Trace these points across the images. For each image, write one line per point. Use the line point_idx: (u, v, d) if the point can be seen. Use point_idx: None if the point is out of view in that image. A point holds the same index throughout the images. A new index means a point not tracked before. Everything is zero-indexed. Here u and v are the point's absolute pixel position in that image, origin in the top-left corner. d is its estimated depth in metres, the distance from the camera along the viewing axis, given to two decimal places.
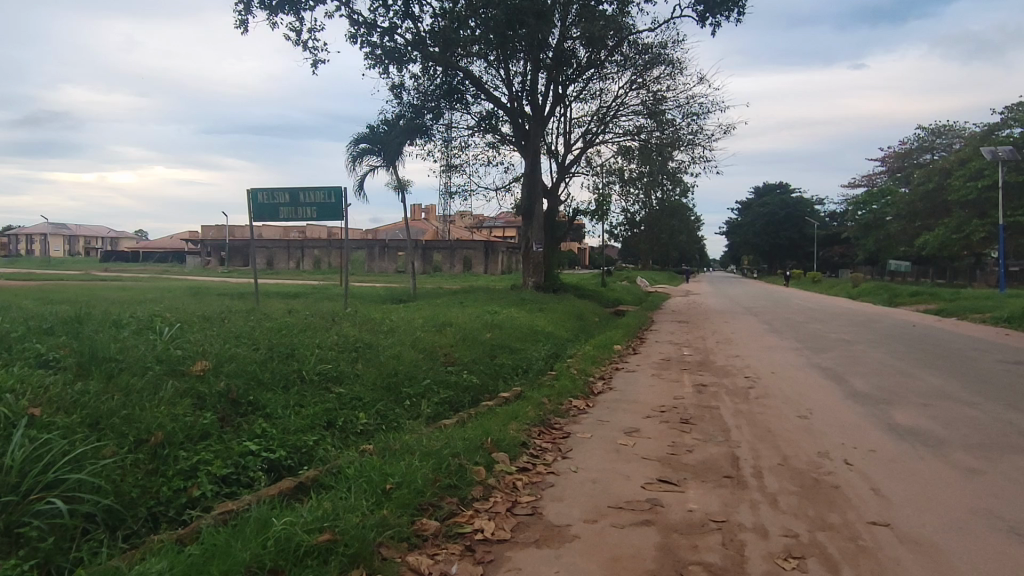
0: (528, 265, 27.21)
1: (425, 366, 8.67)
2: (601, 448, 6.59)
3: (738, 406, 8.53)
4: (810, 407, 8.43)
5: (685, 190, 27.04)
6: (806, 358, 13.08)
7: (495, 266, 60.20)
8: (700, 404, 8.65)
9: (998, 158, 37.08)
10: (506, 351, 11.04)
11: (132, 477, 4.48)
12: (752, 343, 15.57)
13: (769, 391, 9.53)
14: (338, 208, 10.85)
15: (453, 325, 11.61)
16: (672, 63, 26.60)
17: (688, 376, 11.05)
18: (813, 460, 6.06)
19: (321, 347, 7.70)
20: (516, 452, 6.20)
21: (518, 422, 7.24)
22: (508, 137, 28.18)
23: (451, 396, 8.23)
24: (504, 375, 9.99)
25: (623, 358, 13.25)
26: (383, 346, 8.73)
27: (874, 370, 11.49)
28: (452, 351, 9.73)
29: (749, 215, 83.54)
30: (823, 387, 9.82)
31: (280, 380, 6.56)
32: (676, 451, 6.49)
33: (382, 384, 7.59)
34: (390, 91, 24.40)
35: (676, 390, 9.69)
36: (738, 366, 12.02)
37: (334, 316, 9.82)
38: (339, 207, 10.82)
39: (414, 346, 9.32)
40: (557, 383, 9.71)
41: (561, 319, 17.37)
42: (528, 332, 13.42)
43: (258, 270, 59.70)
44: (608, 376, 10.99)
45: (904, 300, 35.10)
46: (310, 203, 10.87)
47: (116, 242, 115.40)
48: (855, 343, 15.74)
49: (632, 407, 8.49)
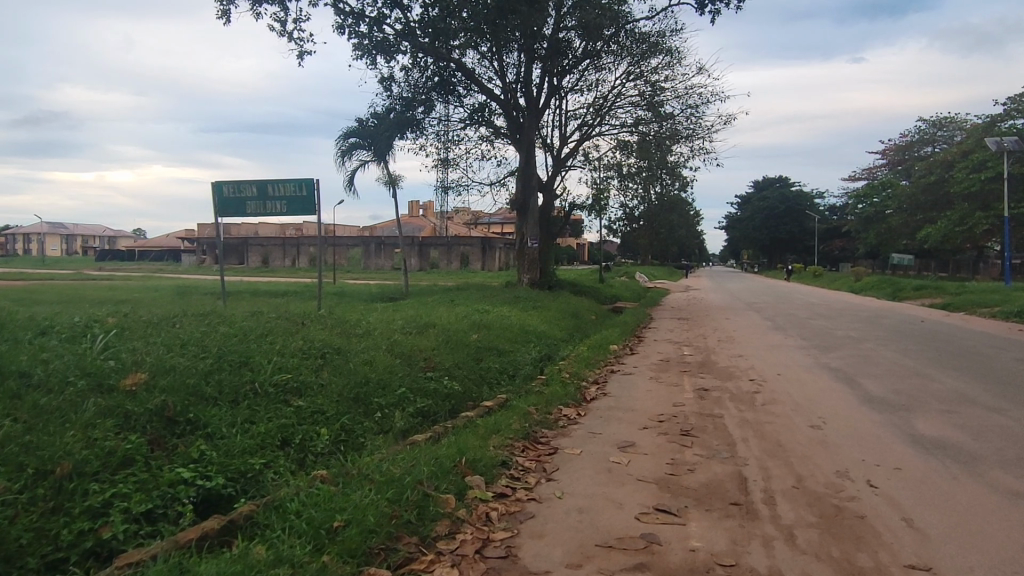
0: (523, 262, 26.49)
1: (401, 373, 7.92)
2: (591, 468, 5.84)
3: (744, 415, 7.80)
4: (823, 415, 7.70)
5: (685, 184, 26.29)
6: (814, 358, 12.34)
7: (492, 262, 59.57)
8: (702, 412, 7.90)
9: (1003, 150, 36.38)
10: (493, 353, 10.29)
11: (23, 520, 3.77)
12: (755, 342, 14.82)
13: (776, 397, 8.79)
14: (311, 202, 10.16)
15: (437, 326, 10.86)
16: (671, 53, 25.82)
17: (688, 379, 10.33)
18: (833, 483, 5.33)
19: (282, 353, 6.96)
20: (493, 474, 5.46)
21: (499, 436, 6.51)
22: (502, 130, 27.42)
23: (427, 406, 7.48)
24: (490, 381, 9.25)
25: (619, 360, 12.52)
26: (354, 351, 7.98)
27: (887, 371, 10.75)
28: (433, 355, 8.98)
29: (749, 209, 82.74)
30: (836, 392, 9.11)
31: (227, 393, 5.82)
32: (676, 470, 5.74)
33: (350, 395, 6.84)
34: (379, 82, 23.65)
35: (677, 396, 8.96)
36: (741, 368, 11.27)
37: (303, 317, 9.08)
38: (311, 201, 10.12)
39: (390, 350, 8.57)
40: (546, 388, 8.97)
41: (555, 317, 16.66)
42: (518, 332, 12.71)
43: (254, 267, 59.10)
44: (602, 380, 10.26)
45: (908, 295, 34.38)
46: (279, 197, 10.15)
47: (114, 241, 114.83)
48: (863, 340, 15.01)
49: (628, 416, 7.75)
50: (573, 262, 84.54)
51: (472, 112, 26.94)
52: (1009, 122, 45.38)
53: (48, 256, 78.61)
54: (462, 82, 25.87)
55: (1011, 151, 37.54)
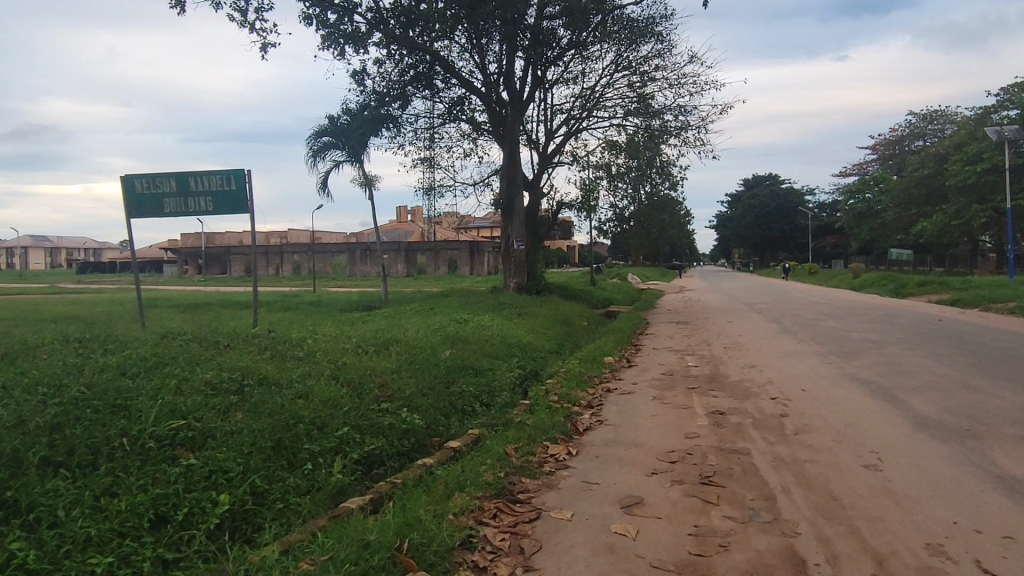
0: (509, 266, 24.94)
1: (346, 408, 6.30)
2: (586, 545, 4.23)
3: (775, 451, 6.24)
4: (875, 450, 6.15)
5: (675, 183, 24.86)
6: (837, 369, 10.75)
7: (481, 267, 57.95)
8: (723, 449, 6.32)
9: (1003, 138, 34.84)
10: (468, 373, 8.68)
11: None
12: (764, 349, 13.21)
13: (808, 422, 7.22)
14: (241, 197, 8.61)
15: (401, 342, 9.23)
16: (660, 40, 24.32)
17: (699, 399, 8.72)
18: (930, 568, 3.76)
19: (180, 390, 5.32)
20: (449, 567, 3.84)
21: (461, 497, 4.95)
22: (483, 126, 25.87)
23: (375, 451, 5.91)
24: (461, 411, 7.60)
25: (615, 374, 10.93)
26: (286, 380, 6.34)
27: (927, 384, 9.16)
28: (390, 381, 7.36)
29: (739, 208, 81.29)
30: (880, 413, 7.53)
31: (79, 455, 4.27)
32: (703, 548, 4.13)
33: (272, 441, 5.26)
34: (350, 76, 22.03)
35: (687, 423, 7.37)
36: (757, 383, 9.67)
37: (227, 337, 7.42)
38: (241, 196, 8.57)
39: (335, 376, 6.94)
40: (529, 418, 7.34)
41: (542, 325, 15.02)
42: (497, 344, 11.08)
43: (236, 277, 57.38)
44: (596, 402, 8.68)
45: (912, 291, 32.77)
46: (203, 192, 8.60)
47: (101, 254, 111.70)
48: (886, 345, 13.37)
49: (632, 457, 6.15)
50: (562, 266, 82.88)
51: (451, 106, 25.37)
52: (1003, 112, 43.96)
53: (29, 270, 76.83)
54: (440, 74, 24.31)
55: (1008, 141, 35.98)
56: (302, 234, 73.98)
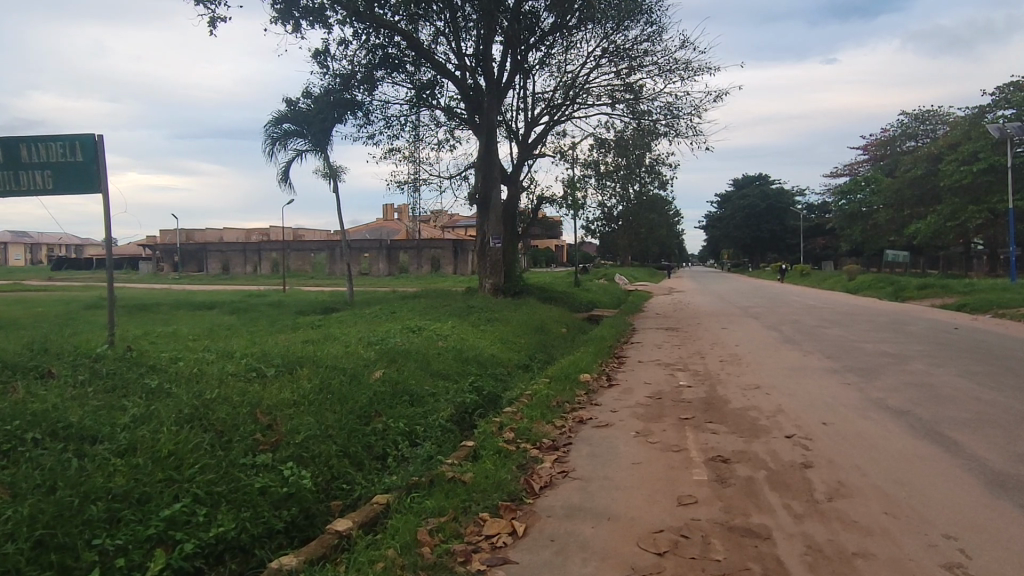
0: (485, 265, 22.96)
1: (194, 470, 4.33)
2: None
3: (808, 532, 4.35)
4: (950, 533, 4.26)
5: (665, 181, 23.06)
6: (859, 392, 8.88)
7: (466, 266, 55.91)
8: (734, 528, 4.43)
9: (1007, 136, 32.75)
10: (400, 404, 6.75)
11: None
12: (768, 364, 11.31)
13: (843, 480, 5.33)
14: (90, 171, 7.21)
15: (317, 360, 7.30)
16: (651, 22, 22.43)
17: (695, 437, 6.81)
18: None
19: None
20: None
21: None
22: (458, 114, 23.95)
23: (228, 534, 4.00)
24: (378, 460, 5.69)
25: (590, 397, 9.02)
26: (108, 430, 4.41)
27: (976, 417, 7.33)
28: (281, 420, 5.44)
29: (730, 208, 79.42)
30: (936, 465, 5.65)
31: None
32: None
33: (33, 538, 3.38)
34: (311, 57, 20.13)
35: (682, 479, 5.48)
36: (766, 412, 7.81)
37: (60, 363, 5.48)
38: (90, 170, 7.17)
39: (193, 418, 4.99)
40: (469, 471, 5.45)
41: (511, 333, 13.10)
42: (449, 360, 9.15)
43: (212, 276, 55.13)
44: (564, 440, 6.80)
45: (911, 295, 30.98)
46: (41, 164, 7.07)
47: (81, 250, 108.11)
48: (906, 360, 11.48)
49: (603, 544, 4.25)
50: (549, 265, 80.84)
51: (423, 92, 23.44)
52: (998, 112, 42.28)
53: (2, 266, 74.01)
54: (410, 58, 22.37)
55: (1010, 140, 34.20)
56: (281, 232, 71.71)
